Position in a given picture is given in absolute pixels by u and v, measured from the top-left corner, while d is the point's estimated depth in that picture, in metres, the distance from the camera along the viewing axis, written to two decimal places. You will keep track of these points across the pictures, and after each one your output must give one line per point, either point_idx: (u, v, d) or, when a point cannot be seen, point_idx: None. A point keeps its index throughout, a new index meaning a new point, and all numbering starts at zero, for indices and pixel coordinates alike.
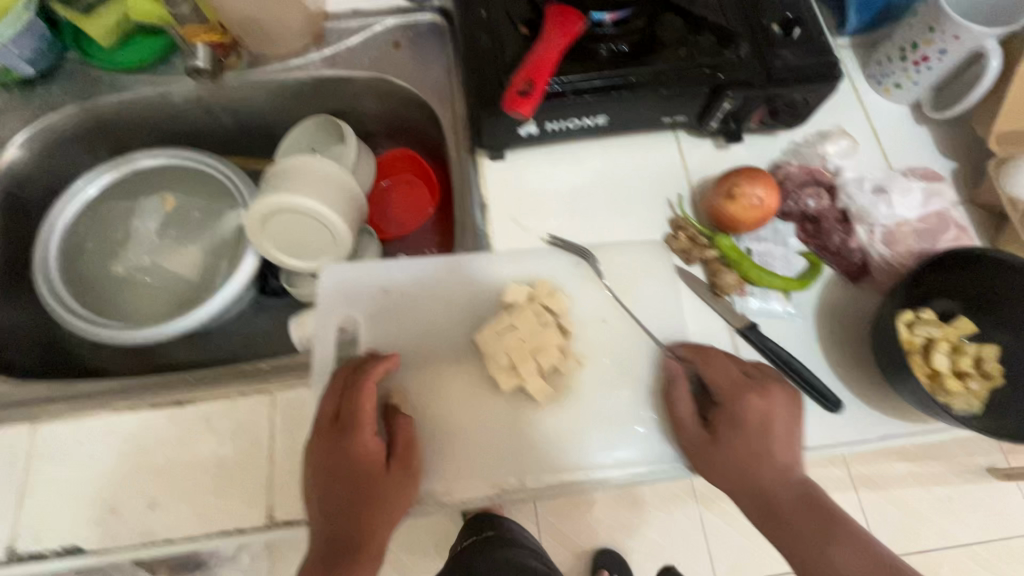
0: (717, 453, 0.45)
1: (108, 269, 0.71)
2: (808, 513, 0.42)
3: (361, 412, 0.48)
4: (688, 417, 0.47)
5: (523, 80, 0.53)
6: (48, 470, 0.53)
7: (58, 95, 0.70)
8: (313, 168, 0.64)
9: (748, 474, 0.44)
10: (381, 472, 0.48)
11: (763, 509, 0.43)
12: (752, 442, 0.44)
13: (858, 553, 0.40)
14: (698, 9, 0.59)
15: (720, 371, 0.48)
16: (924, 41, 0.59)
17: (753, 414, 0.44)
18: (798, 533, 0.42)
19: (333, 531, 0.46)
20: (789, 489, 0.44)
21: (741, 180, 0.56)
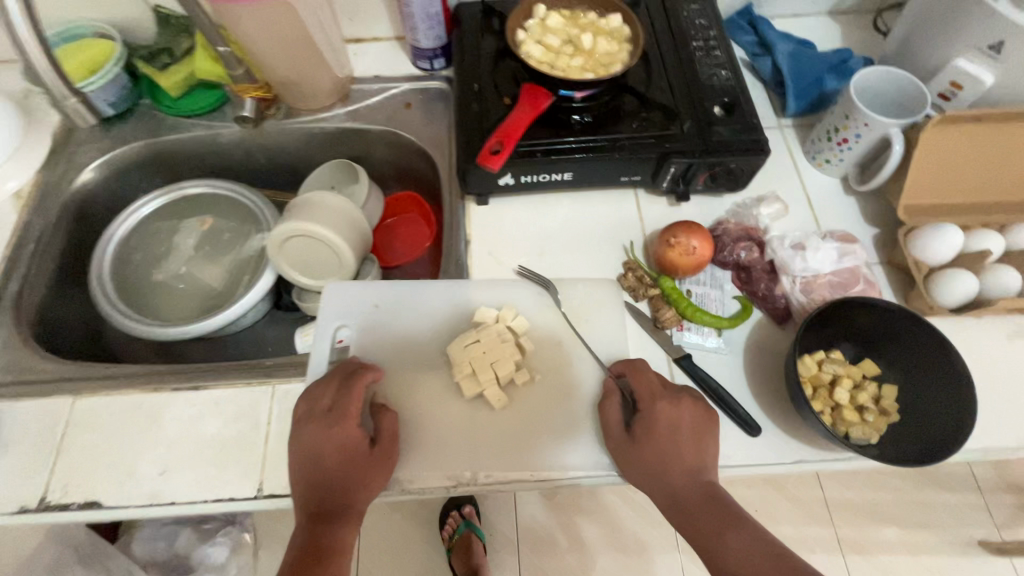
0: (635, 453, 0.55)
1: (149, 275, 0.84)
2: (709, 504, 0.51)
3: (351, 403, 0.57)
4: (614, 423, 0.58)
5: (496, 139, 0.66)
6: (81, 434, 0.63)
7: (130, 132, 0.85)
8: (329, 202, 0.77)
9: (659, 470, 0.54)
10: (366, 455, 0.56)
11: (671, 500, 0.53)
12: (663, 444, 0.54)
13: (748, 535, 0.49)
14: (652, 92, 0.72)
15: (642, 386, 0.58)
16: (843, 127, 0.70)
17: (666, 421, 0.55)
18: (699, 520, 0.51)
19: (325, 502, 0.54)
20: (694, 485, 0.53)
21: (680, 232, 0.66)
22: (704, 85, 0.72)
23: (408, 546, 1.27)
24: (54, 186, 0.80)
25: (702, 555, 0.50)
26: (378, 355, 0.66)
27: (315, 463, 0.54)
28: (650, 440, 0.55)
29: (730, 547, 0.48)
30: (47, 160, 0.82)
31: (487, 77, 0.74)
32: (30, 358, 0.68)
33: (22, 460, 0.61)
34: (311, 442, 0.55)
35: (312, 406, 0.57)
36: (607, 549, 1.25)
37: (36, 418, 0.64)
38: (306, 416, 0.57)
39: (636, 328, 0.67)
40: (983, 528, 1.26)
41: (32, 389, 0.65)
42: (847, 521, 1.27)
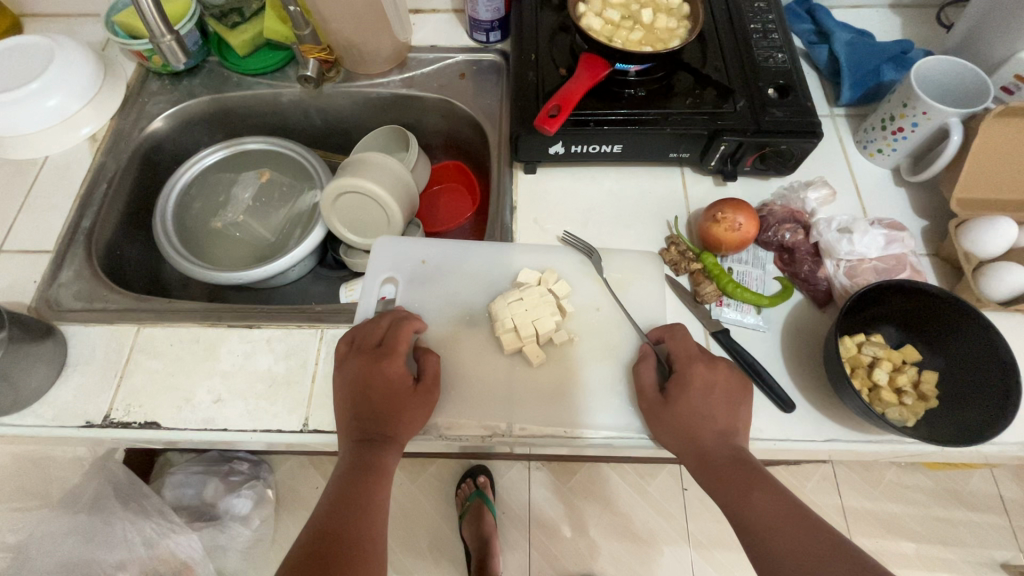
0: (667, 412, 0.56)
1: (207, 221, 0.88)
2: (739, 465, 0.52)
3: (398, 343, 0.60)
4: (649, 385, 0.59)
5: (553, 104, 0.67)
6: (143, 360, 0.67)
7: (198, 86, 0.90)
8: (382, 163, 0.80)
9: (689, 428, 0.55)
10: (409, 391, 0.59)
11: (702, 459, 0.54)
12: (696, 404, 0.55)
13: (777, 496, 0.49)
14: (707, 72, 0.73)
15: (679, 349, 0.60)
16: (899, 115, 0.70)
17: (701, 382, 0.56)
18: (730, 478, 0.51)
19: (368, 431, 0.57)
20: (725, 446, 0.54)
21: (726, 208, 0.67)
22: (760, 66, 0.73)
23: (424, 514, 1.30)
24: (126, 131, 0.85)
25: (727, 511, 0.51)
26: (422, 308, 0.69)
27: (362, 394, 0.58)
28: (683, 398, 0.56)
29: (755, 504, 0.49)
30: (121, 107, 0.87)
31: (544, 49, 0.76)
32: (99, 289, 0.73)
33: (88, 379, 0.66)
34: (358, 376, 0.58)
35: (362, 343, 0.61)
36: (619, 536, 1.25)
37: (104, 342, 0.68)
38: (355, 351, 0.60)
39: (675, 300, 0.69)
40: (1011, 551, 1.21)
41: (100, 316, 0.70)
42: (866, 530, 1.25)
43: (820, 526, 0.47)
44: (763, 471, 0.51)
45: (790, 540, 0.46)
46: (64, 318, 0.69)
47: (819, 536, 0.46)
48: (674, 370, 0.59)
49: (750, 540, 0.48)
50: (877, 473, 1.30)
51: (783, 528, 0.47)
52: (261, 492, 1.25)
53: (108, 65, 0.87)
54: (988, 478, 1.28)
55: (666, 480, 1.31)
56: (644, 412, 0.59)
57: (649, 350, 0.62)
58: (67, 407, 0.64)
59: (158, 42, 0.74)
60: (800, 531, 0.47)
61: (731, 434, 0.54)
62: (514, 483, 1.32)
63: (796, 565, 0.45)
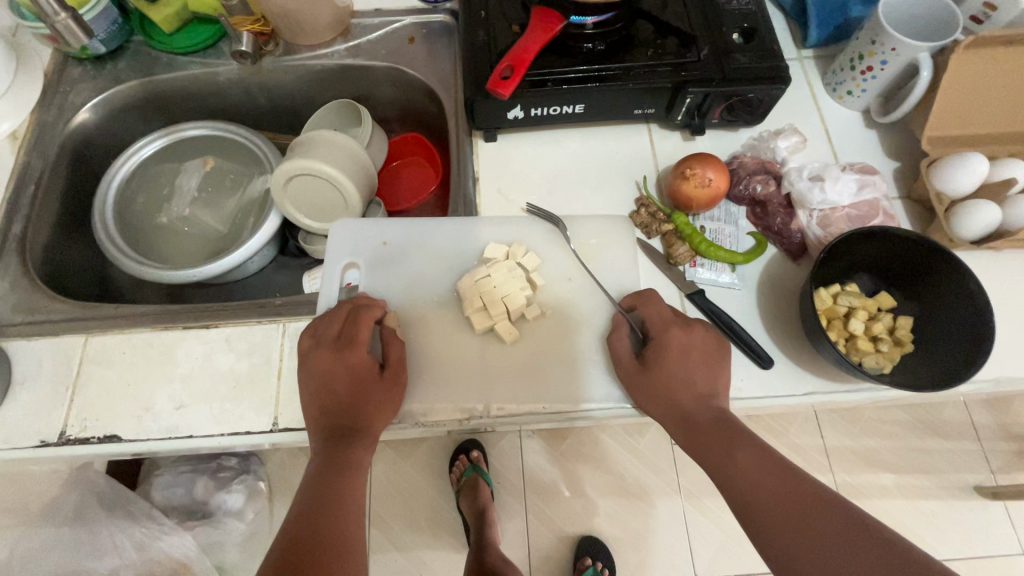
0: (644, 380, 0.55)
1: (153, 217, 0.82)
2: (720, 426, 0.51)
3: (360, 330, 0.58)
4: (625, 352, 0.57)
5: (506, 65, 0.62)
6: (95, 372, 0.63)
7: (124, 70, 0.82)
8: (331, 141, 0.75)
9: (668, 394, 0.53)
10: (376, 379, 0.57)
11: (683, 423, 0.53)
12: (674, 369, 0.54)
13: (760, 454, 0.48)
14: (668, 18, 0.68)
15: (654, 315, 0.58)
16: (868, 53, 0.67)
17: (676, 345, 0.55)
18: (712, 440, 0.50)
19: (336, 425, 0.55)
20: (706, 407, 0.52)
21: (694, 164, 0.64)
22: (724, 9, 0.68)
23: (419, 491, 1.30)
24: (49, 125, 0.78)
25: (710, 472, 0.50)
26: (386, 293, 0.66)
27: (327, 387, 0.55)
28: (659, 364, 0.54)
29: (738, 463, 0.48)
30: (41, 99, 0.79)
31: (495, 4, 0.71)
32: (39, 299, 0.68)
33: (40, 396, 0.62)
34: (322, 370, 0.56)
35: (322, 335, 0.58)
36: (612, 494, 1.28)
37: (52, 356, 0.64)
38: (315, 344, 0.57)
39: (648, 264, 0.67)
40: (981, 474, 1.28)
41: (44, 328, 0.65)
42: (848, 466, 1.29)
43: (801, 479, 0.46)
44: (743, 428, 0.51)
45: (774, 497, 0.46)
46: (4, 334, 0.65)
47: (802, 487, 0.46)
48: (649, 336, 0.57)
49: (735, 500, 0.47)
50: (856, 411, 1.34)
51: (767, 484, 0.47)
52: (253, 485, 1.21)
53: (19, 53, 0.79)
54: (961, 408, 1.33)
55: (655, 437, 1.33)
56: (623, 380, 0.57)
57: (625, 319, 0.60)
58: (19, 427, 0.61)
59: (51, 21, 0.68)
60: (782, 486, 0.46)
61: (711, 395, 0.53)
62: (505, 453, 1.33)
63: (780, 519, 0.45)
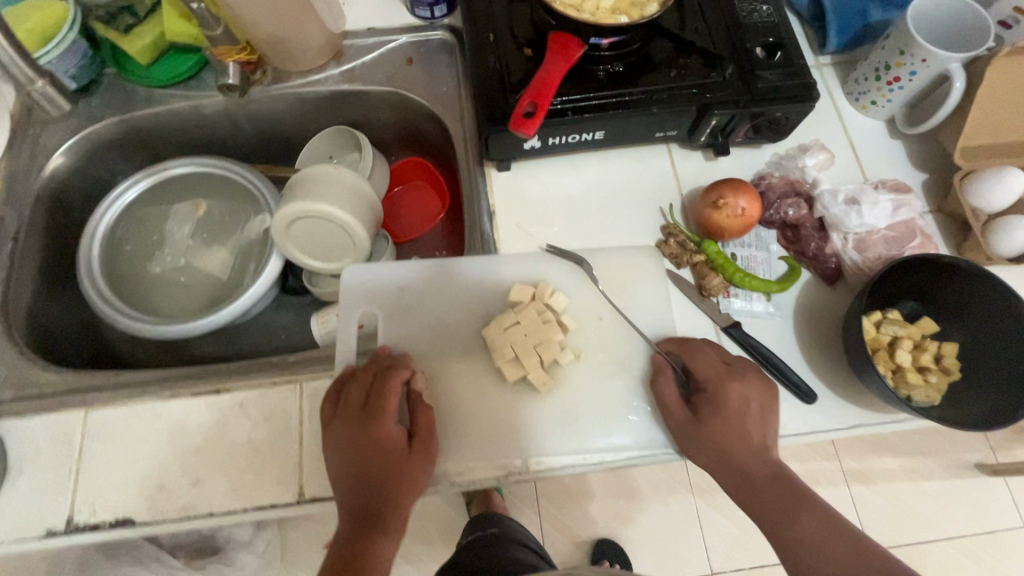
0: (695, 434, 0.52)
1: (143, 268, 0.77)
2: (777, 484, 0.49)
3: (387, 399, 0.54)
4: (673, 400, 0.55)
5: (527, 101, 0.57)
6: (99, 449, 0.59)
7: (98, 107, 0.76)
8: (333, 178, 0.70)
9: (722, 450, 0.51)
10: (405, 452, 0.53)
11: (739, 481, 0.50)
12: (728, 424, 0.51)
13: (818, 514, 0.47)
14: (688, 37, 0.65)
15: (704, 361, 0.55)
16: (895, 64, 0.65)
17: (733, 399, 0.52)
18: (771, 502, 0.49)
19: (362, 505, 0.51)
20: (764, 463, 0.50)
21: (725, 192, 0.61)
22: (746, 23, 0.65)
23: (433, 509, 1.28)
24: (21, 175, 0.71)
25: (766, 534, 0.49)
26: (408, 344, 0.62)
27: (353, 462, 0.52)
28: (713, 418, 0.52)
29: (796, 527, 0.47)
30: (9, 145, 0.72)
31: (503, 26, 0.66)
32: (28, 371, 0.63)
33: (40, 480, 0.57)
34: (349, 445, 0.52)
35: (346, 406, 0.54)
36: (628, 499, 1.27)
37: (50, 435, 0.59)
38: (340, 416, 0.54)
39: (680, 297, 0.64)
40: (985, 454, 1.30)
41: (37, 405, 0.60)
42: (858, 456, 1.30)
43: (869, 552, 0.45)
44: (801, 486, 0.49)
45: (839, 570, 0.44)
46: None
47: (868, 562, 0.45)
48: (701, 386, 0.54)
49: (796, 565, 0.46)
50: None
51: (828, 549, 0.46)
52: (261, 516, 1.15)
53: None
54: None
55: None
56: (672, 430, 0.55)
57: (670, 363, 0.58)
58: (21, 516, 0.56)
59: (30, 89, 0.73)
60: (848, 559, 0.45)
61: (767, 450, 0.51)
62: None
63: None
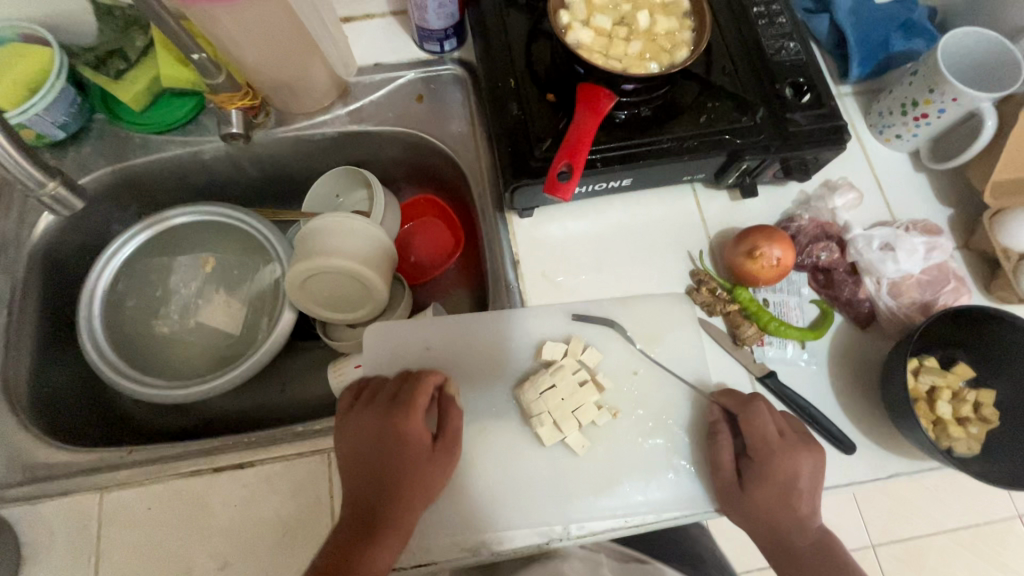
0: (739, 502, 0.54)
1: (149, 327, 0.73)
2: (814, 548, 0.53)
3: (416, 398, 0.56)
4: (727, 464, 0.55)
5: (562, 162, 0.55)
6: (119, 534, 0.56)
7: (91, 156, 0.71)
8: (347, 227, 0.66)
9: (770, 522, 0.53)
10: (424, 452, 0.54)
11: (780, 550, 0.53)
12: (773, 496, 0.52)
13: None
14: (714, 78, 0.63)
15: (761, 428, 0.54)
16: (924, 101, 0.63)
17: (785, 477, 0.52)
18: (811, 569, 0.52)
19: (374, 495, 0.53)
20: (807, 530, 0.53)
21: (758, 240, 0.60)
22: (773, 62, 0.63)
23: None
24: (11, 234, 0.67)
25: None
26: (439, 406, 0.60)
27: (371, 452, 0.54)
28: (764, 490, 0.53)
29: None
30: None
31: (523, 69, 0.63)
32: (36, 450, 0.59)
33: (58, 569, 0.55)
34: (370, 436, 0.54)
35: (372, 398, 0.57)
36: None
37: (64, 520, 0.56)
38: (368, 406, 0.56)
39: (714, 346, 0.63)
40: None
41: (49, 487, 0.57)
42: None
43: None
44: (837, 549, 0.53)
45: None
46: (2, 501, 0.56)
47: None
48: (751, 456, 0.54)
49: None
50: None
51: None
52: None
53: None
54: None
55: None
56: (715, 490, 0.56)
57: (721, 421, 0.57)
58: None
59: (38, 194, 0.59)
60: None
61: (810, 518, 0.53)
62: None
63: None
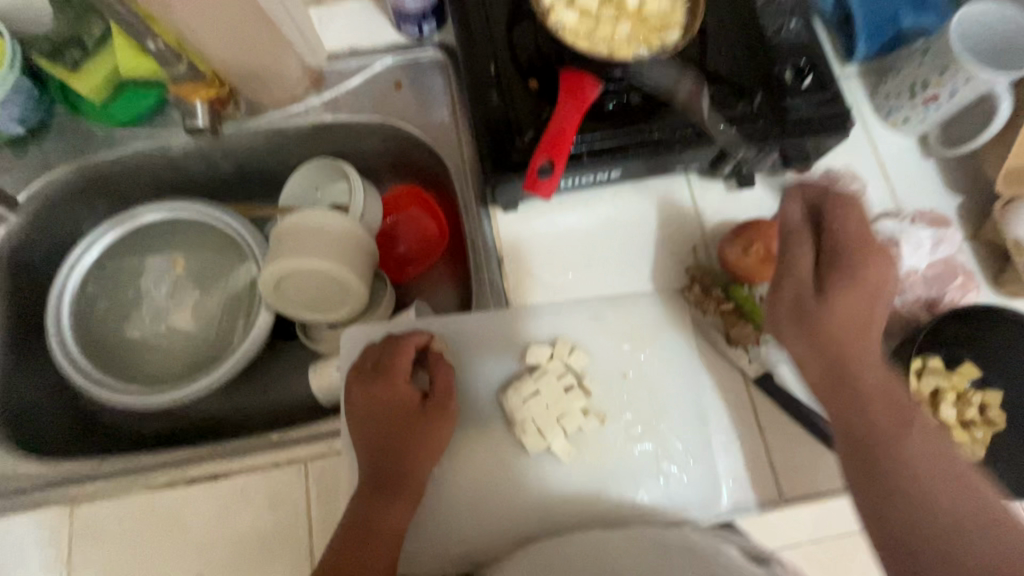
0: (819, 304, 0.45)
1: (121, 332, 0.70)
2: (899, 453, 0.42)
3: (398, 359, 0.54)
4: (794, 229, 0.48)
5: (544, 157, 0.52)
6: (92, 550, 0.54)
7: (53, 153, 0.68)
8: (316, 224, 0.62)
9: (842, 341, 0.45)
10: (419, 411, 0.53)
11: (838, 376, 0.45)
12: (855, 304, 0.45)
13: (949, 493, 0.41)
14: (709, 62, 0.59)
15: (855, 234, 0.47)
16: (934, 82, 0.59)
17: (875, 274, 0.46)
18: (874, 400, 0.44)
19: (381, 458, 0.52)
20: (871, 379, 0.45)
21: (756, 236, 0.56)
22: (772, 43, 0.59)
23: None
24: None
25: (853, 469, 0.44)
26: None
27: (367, 419, 0.53)
28: (851, 361, 0.45)
29: (906, 499, 0.41)
30: None
31: (504, 54, 0.59)
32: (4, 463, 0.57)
33: None
34: (362, 405, 0.53)
35: (361, 365, 0.56)
36: None
37: (35, 536, 0.54)
38: (356, 379, 0.55)
39: (707, 347, 0.60)
40: None
41: (19, 502, 0.55)
42: None
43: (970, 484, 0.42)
44: (926, 460, 0.42)
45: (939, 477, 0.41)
46: None
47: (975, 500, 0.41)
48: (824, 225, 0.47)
49: (880, 521, 0.42)
50: None
51: (942, 521, 0.40)
52: None
53: None
54: None
55: None
56: (786, 302, 0.47)
57: (799, 224, 0.48)
58: None
59: None
60: (936, 458, 0.42)
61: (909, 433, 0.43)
62: None
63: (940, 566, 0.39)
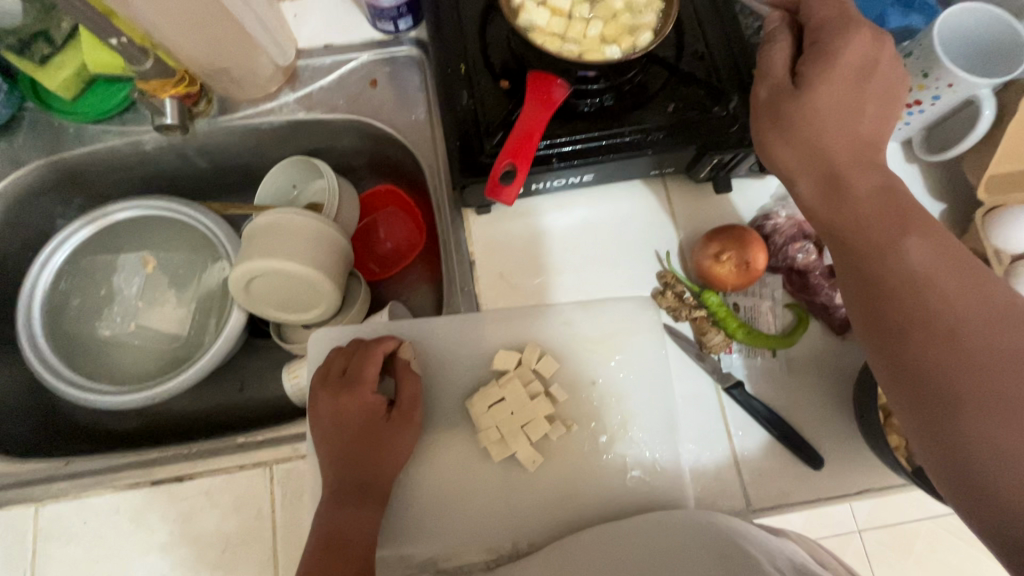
0: (790, 122, 0.45)
1: (92, 329, 0.70)
2: (917, 288, 0.40)
3: (365, 369, 0.53)
4: (776, 74, 0.47)
5: (507, 161, 0.51)
6: (56, 549, 0.54)
7: (23, 147, 0.67)
8: (285, 223, 0.61)
9: (819, 134, 0.45)
10: (385, 420, 0.52)
11: (832, 182, 0.45)
12: (832, 118, 0.45)
13: (968, 299, 0.39)
14: (685, 63, 0.58)
15: (831, 16, 0.46)
16: (917, 86, 0.57)
17: (849, 53, 0.45)
18: (868, 215, 0.44)
19: (352, 467, 0.51)
20: (867, 182, 0.45)
21: (727, 243, 0.56)
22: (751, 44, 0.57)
23: None
24: None
25: (852, 267, 0.44)
26: None
27: (338, 427, 0.52)
28: (845, 214, 0.45)
29: (916, 323, 0.40)
30: None
31: (475, 53, 0.58)
32: None
33: None
34: (333, 413, 0.52)
35: (328, 371, 0.54)
36: None
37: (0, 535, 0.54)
38: (324, 387, 0.53)
39: (679, 354, 0.59)
40: None
41: None
42: None
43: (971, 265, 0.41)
44: (948, 287, 0.40)
45: (950, 292, 0.40)
46: None
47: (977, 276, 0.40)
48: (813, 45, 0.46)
49: (900, 375, 0.40)
50: None
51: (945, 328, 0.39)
52: None
53: None
54: None
55: None
56: (760, 100, 0.47)
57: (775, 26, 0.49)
58: None
59: None
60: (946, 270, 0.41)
61: (912, 250, 0.42)
62: None
63: (971, 385, 0.37)
